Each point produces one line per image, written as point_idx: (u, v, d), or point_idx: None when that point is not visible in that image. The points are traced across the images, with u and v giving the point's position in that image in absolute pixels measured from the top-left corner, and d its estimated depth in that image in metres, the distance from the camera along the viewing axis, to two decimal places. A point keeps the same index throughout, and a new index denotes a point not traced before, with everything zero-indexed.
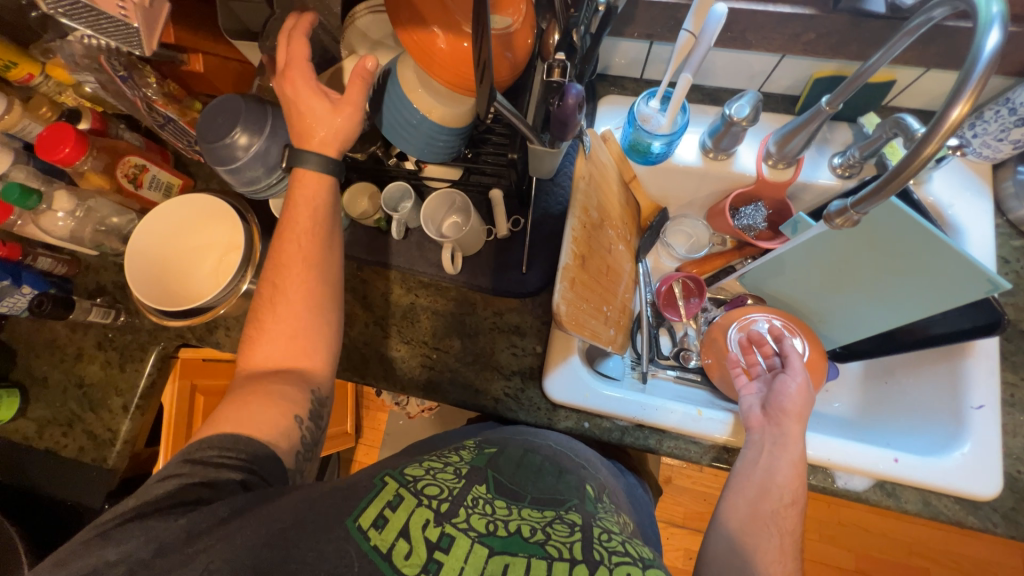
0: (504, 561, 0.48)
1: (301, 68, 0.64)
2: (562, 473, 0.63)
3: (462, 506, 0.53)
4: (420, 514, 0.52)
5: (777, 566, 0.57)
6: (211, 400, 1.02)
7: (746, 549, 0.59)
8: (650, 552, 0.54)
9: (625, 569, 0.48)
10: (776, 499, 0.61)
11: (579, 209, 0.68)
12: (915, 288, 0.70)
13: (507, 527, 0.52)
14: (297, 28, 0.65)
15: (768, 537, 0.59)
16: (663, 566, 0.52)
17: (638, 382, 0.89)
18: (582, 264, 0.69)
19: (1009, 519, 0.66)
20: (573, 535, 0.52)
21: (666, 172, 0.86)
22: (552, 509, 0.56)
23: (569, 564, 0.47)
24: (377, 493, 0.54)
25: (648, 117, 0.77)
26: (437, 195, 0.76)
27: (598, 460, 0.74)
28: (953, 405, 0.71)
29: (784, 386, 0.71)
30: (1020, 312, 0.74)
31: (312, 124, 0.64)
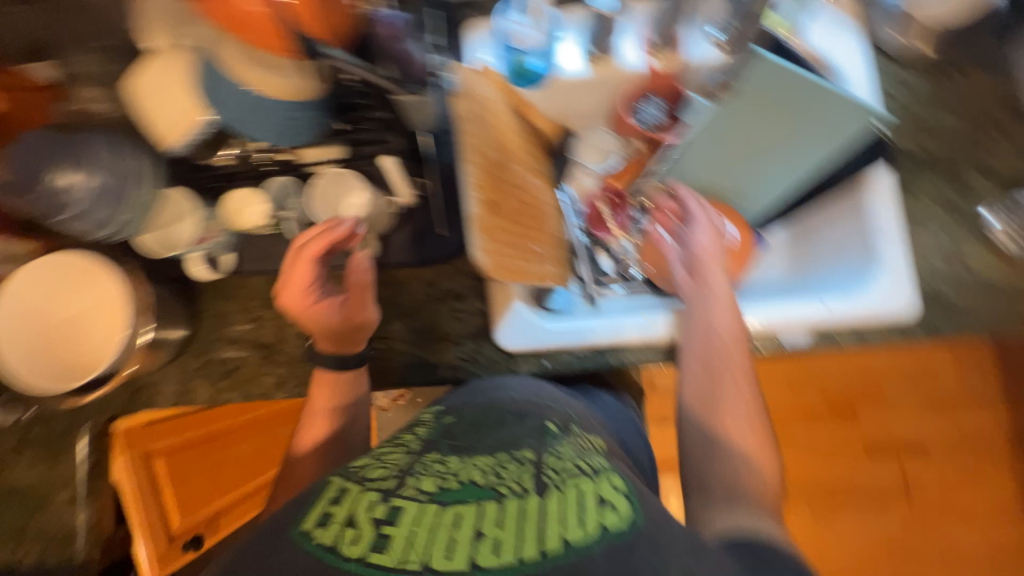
0: (457, 512, 0.49)
1: (299, 281, 0.69)
2: (523, 419, 0.64)
3: (409, 476, 0.54)
4: (365, 498, 0.51)
5: (735, 413, 0.67)
6: (174, 459, 0.96)
7: (710, 389, 0.68)
8: (603, 463, 0.59)
9: (576, 486, 0.52)
10: (717, 337, 0.70)
11: (472, 152, 0.64)
12: (809, 142, 0.74)
13: (457, 479, 0.53)
14: (306, 249, 0.68)
15: (722, 370, 0.69)
16: (617, 472, 0.58)
17: (588, 304, 0.91)
18: (495, 209, 0.66)
19: (928, 327, 0.72)
20: (523, 469, 0.54)
21: (560, 90, 0.82)
22: (504, 451, 0.58)
23: (521, 498, 0.50)
24: (322, 494, 0.54)
25: (519, 37, 0.77)
26: (323, 179, 0.73)
27: (571, 398, 0.76)
28: (863, 238, 0.76)
29: (694, 238, 0.77)
30: (905, 136, 0.76)
31: (326, 331, 0.70)
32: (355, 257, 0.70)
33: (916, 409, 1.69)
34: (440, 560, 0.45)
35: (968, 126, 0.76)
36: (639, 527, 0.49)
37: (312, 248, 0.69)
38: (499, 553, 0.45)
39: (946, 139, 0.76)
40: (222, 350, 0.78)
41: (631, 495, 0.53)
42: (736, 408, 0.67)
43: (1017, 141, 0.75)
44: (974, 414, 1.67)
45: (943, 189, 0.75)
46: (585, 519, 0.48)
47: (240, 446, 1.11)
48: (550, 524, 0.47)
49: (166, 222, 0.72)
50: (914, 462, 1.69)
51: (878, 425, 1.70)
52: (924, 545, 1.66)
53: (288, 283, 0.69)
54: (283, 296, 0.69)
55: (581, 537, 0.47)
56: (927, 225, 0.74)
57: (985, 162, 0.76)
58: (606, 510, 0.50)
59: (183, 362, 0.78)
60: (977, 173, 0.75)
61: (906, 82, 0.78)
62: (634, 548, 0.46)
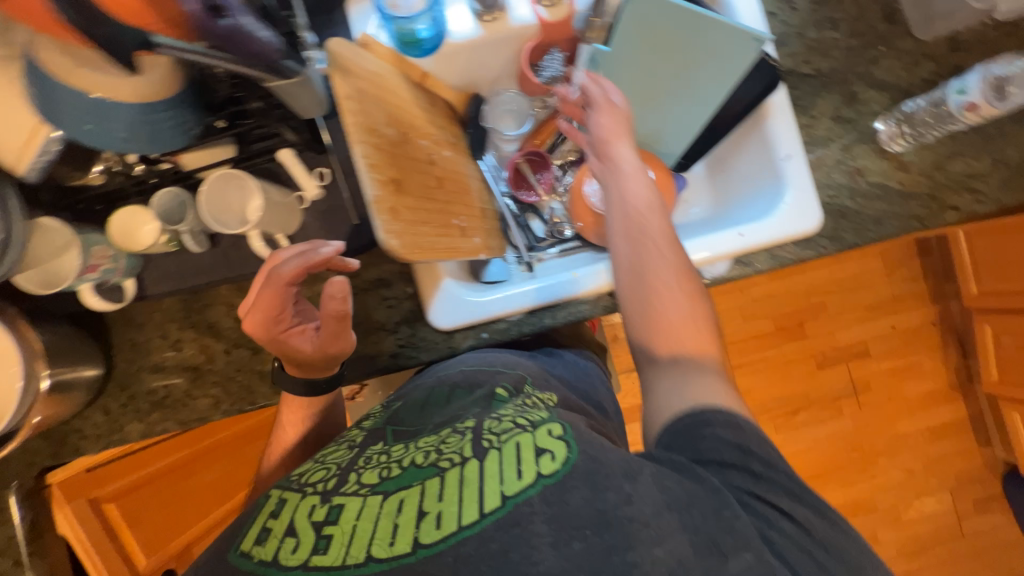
0: (399, 498, 0.52)
1: (265, 311, 0.61)
2: (472, 390, 0.67)
3: (351, 472, 0.57)
4: (307, 503, 0.54)
5: (674, 285, 0.62)
6: (125, 501, 0.92)
7: (640, 262, 0.63)
8: (544, 412, 0.60)
9: (514, 441, 0.54)
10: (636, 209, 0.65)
11: (363, 132, 0.59)
12: (707, 73, 0.73)
13: (399, 465, 0.55)
14: (278, 275, 0.59)
15: (648, 240, 0.63)
16: (557, 416, 0.59)
17: (526, 271, 0.89)
18: (398, 189, 0.63)
19: (833, 239, 0.75)
20: (462, 440, 0.56)
21: (456, 56, 0.79)
22: (447, 426, 0.60)
23: (461, 468, 0.53)
24: (266, 504, 0.56)
25: (397, 3, 0.69)
26: (209, 185, 0.63)
27: (525, 359, 0.77)
28: (770, 163, 0.77)
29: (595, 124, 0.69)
30: (796, 59, 0.77)
31: (294, 359, 0.66)
32: (331, 284, 0.58)
33: (854, 316, 1.84)
34: (384, 545, 0.49)
35: (857, 38, 0.77)
36: (572, 463, 0.52)
37: (284, 275, 0.59)
38: (440, 526, 0.48)
39: (836, 55, 0.77)
40: (147, 381, 0.74)
41: (569, 434, 0.55)
42: (671, 273, 0.62)
43: (901, 47, 0.76)
44: (902, 311, 1.84)
45: (836, 105, 0.76)
46: (523, 471, 0.51)
47: (204, 473, 1.04)
48: (489, 484, 0.50)
49: (47, 256, 0.63)
50: (857, 364, 1.84)
51: (823, 337, 1.83)
52: (874, 435, 1.84)
53: (253, 310, 0.61)
54: (248, 325, 0.62)
55: (517, 489, 0.50)
56: (826, 143, 0.76)
57: (872, 74, 0.77)
58: (543, 458, 0.52)
59: (107, 401, 0.73)
60: (867, 84, 0.76)
61: (792, 5, 0.78)
62: (572, 487, 0.50)
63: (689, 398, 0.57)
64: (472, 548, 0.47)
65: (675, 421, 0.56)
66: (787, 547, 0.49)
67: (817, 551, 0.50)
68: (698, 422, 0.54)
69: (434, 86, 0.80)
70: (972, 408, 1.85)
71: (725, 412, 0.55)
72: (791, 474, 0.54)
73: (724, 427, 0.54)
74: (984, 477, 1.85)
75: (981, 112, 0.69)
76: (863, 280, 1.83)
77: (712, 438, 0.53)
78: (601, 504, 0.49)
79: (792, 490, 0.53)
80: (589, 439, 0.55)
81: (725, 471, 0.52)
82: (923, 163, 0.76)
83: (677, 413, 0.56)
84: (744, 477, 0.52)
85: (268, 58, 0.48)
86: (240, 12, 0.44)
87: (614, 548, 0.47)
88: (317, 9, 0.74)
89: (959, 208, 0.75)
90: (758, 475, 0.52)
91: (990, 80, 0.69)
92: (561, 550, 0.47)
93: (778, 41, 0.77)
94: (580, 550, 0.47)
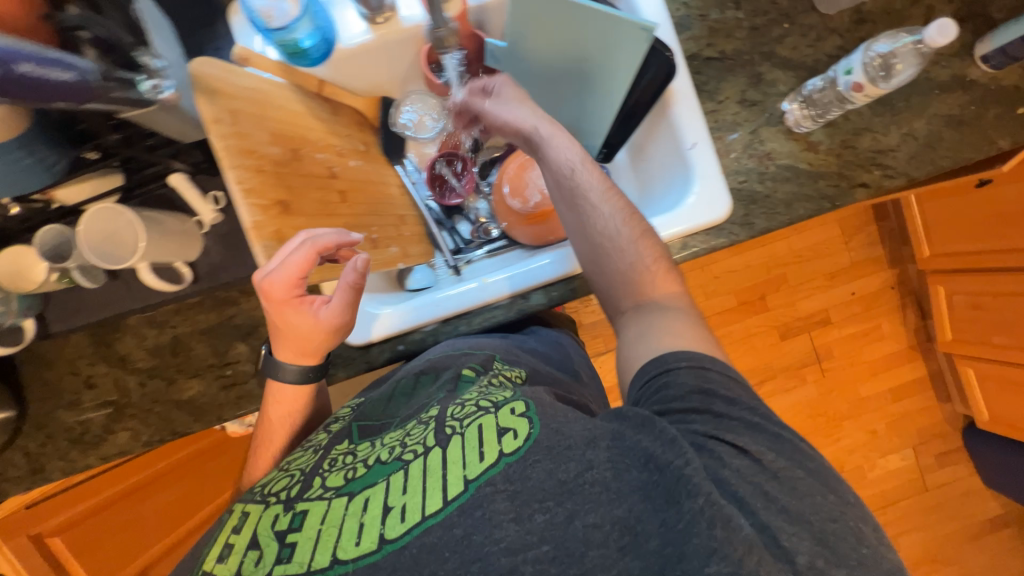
0: (365, 496, 0.52)
1: (291, 287, 0.61)
2: (439, 374, 0.68)
3: (316, 476, 0.57)
4: (270, 514, 0.54)
5: (626, 236, 0.66)
6: (83, 530, 0.91)
7: (583, 223, 0.67)
8: (508, 392, 0.59)
9: (476, 423, 0.54)
10: (564, 177, 0.68)
11: (237, 155, 0.57)
12: (604, 60, 0.72)
13: (364, 464, 0.56)
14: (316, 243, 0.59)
15: (584, 203, 0.67)
16: (520, 393, 0.58)
17: (453, 276, 0.87)
18: (284, 210, 0.62)
19: (744, 225, 0.74)
20: (426, 429, 0.56)
21: (351, 62, 0.77)
22: (412, 419, 0.60)
23: (424, 458, 0.53)
24: (232, 519, 0.57)
25: (270, 12, 0.63)
26: (89, 217, 0.60)
27: (500, 340, 0.78)
28: (678, 152, 0.76)
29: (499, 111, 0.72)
30: (700, 42, 0.75)
31: (298, 335, 0.66)
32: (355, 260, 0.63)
33: (815, 284, 1.84)
34: (349, 546, 0.49)
35: (760, 17, 0.75)
36: (535, 438, 0.51)
37: (319, 242, 0.59)
38: (404, 518, 0.48)
39: (740, 36, 0.75)
40: (63, 419, 0.73)
41: (531, 410, 0.54)
42: (612, 224, 0.66)
43: (804, 23, 0.75)
44: (862, 277, 1.85)
45: (742, 87, 0.75)
46: (485, 452, 0.51)
47: (162, 495, 1.03)
48: (451, 470, 0.50)
49: None
50: (820, 332, 1.86)
51: (784, 308, 1.84)
52: (839, 401, 1.87)
53: (280, 272, 0.60)
54: (269, 288, 0.60)
55: (479, 471, 0.50)
56: (733, 128, 0.75)
57: (777, 53, 0.75)
58: (505, 437, 0.52)
59: (26, 442, 0.72)
60: (772, 64, 0.75)
61: None
62: (533, 462, 0.50)
63: (657, 344, 0.60)
64: (434, 537, 0.47)
65: (642, 374, 0.59)
66: (747, 488, 0.48)
67: (778, 490, 0.48)
68: (659, 370, 0.57)
69: (334, 93, 0.78)
70: (932, 367, 1.88)
71: (689, 355, 0.57)
72: (753, 408, 0.54)
73: (686, 371, 0.56)
74: (945, 433, 1.89)
75: (868, 91, 0.67)
76: (824, 249, 1.83)
77: (674, 385, 0.55)
78: (561, 475, 0.49)
79: (753, 422, 0.53)
80: (554, 411, 0.54)
81: (686, 417, 0.53)
82: (830, 142, 0.75)
83: (645, 364, 0.59)
84: (706, 420, 0.52)
85: (75, 95, 0.43)
86: (16, 55, 0.39)
87: (576, 513, 0.47)
88: (197, 22, 0.70)
89: (868, 185, 0.75)
90: (719, 415, 0.53)
91: (874, 58, 0.68)
92: (523, 525, 0.47)
93: (679, 25, 0.75)
94: (542, 524, 0.47)
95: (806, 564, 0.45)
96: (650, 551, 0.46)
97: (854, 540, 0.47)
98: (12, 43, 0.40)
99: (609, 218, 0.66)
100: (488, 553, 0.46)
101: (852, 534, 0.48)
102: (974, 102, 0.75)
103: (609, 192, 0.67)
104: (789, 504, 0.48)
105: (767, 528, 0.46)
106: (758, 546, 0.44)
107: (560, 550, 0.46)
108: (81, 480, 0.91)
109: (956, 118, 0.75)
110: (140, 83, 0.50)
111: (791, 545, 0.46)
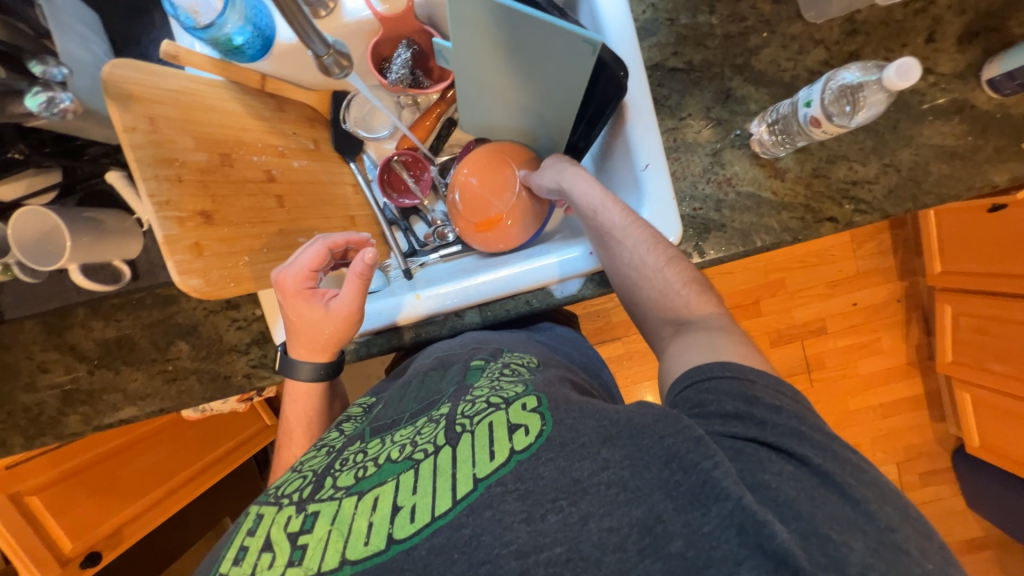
0: (376, 496, 0.51)
1: (303, 278, 0.66)
2: (448, 369, 0.69)
3: (327, 477, 0.57)
4: (283, 516, 0.54)
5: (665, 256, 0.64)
6: (69, 485, 1.01)
7: (614, 258, 0.66)
8: (520, 387, 0.59)
9: (487, 421, 0.54)
10: (591, 215, 0.68)
11: (156, 166, 0.57)
12: (557, 72, 0.65)
13: (375, 463, 0.56)
14: (330, 240, 0.69)
15: (612, 236, 0.66)
16: (532, 388, 0.58)
17: (403, 280, 0.84)
18: (207, 221, 0.61)
19: (695, 254, 0.70)
20: (437, 428, 0.57)
21: (293, 57, 0.73)
22: (424, 416, 0.61)
23: (435, 457, 0.53)
24: (245, 522, 0.56)
25: (195, 7, 0.61)
26: (21, 217, 0.61)
27: (509, 335, 0.77)
28: (632, 173, 0.71)
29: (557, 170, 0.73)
30: (665, 51, 0.69)
31: (309, 329, 0.68)
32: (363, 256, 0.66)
33: (814, 292, 1.75)
34: (357, 547, 0.48)
35: (736, 24, 0.68)
36: (547, 436, 0.50)
37: (332, 239, 0.69)
38: (414, 519, 0.48)
39: (711, 44, 0.68)
40: (21, 399, 0.77)
41: (544, 407, 0.54)
42: (644, 255, 0.63)
43: (787, 32, 0.67)
44: (866, 287, 1.74)
45: (708, 103, 0.69)
46: (495, 452, 0.50)
47: (140, 460, 1.12)
48: (461, 470, 0.50)
49: None
50: (814, 342, 1.78)
51: (779, 314, 1.76)
52: (826, 411, 1.81)
53: (294, 266, 0.67)
54: (282, 280, 0.66)
55: (489, 470, 0.49)
56: (693, 149, 0.69)
57: (752, 66, 0.68)
58: (516, 434, 0.51)
59: None
60: (744, 79, 0.68)
61: None
62: (546, 460, 0.48)
63: (699, 356, 0.55)
64: (443, 538, 0.46)
65: (682, 379, 0.53)
66: (790, 491, 0.43)
67: (826, 493, 0.43)
68: (703, 376, 0.52)
69: (279, 90, 0.75)
70: (929, 385, 1.80)
71: (734, 365, 0.51)
72: (801, 417, 0.47)
73: (731, 381, 0.50)
74: (933, 451, 1.82)
75: (826, 127, 0.60)
76: (829, 255, 1.72)
77: (715, 390, 0.50)
78: (575, 473, 0.47)
79: (799, 431, 0.46)
80: (567, 407, 0.53)
81: (726, 423, 0.47)
82: (800, 170, 0.69)
83: (686, 370, 0.54)
84: (747, 426, 0.47)
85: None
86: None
87: (591, 515, 0.45)
88: (132, 11, 0.68)
89: (837, 220, 0.69)
90: (763, 423, 0.47)
91: (836, 89, 0.61)
92: (534, 526, 0.45)
93: (644, 30, 0.69)
94: (555, 524, 0.45)
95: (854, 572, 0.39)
96: (671, 554, 0.42)
97: (917, 554, 0.41)
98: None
99: (637, 249, 0.64)
100: (499, 556, 0.44)
101: (916, 548, 0.41)
102: (973, 132, 0.67)
103: (636, 222, 0.65)
104: (839, 509, 0.42)
105: (811, 534, 0.40)
106: (794, 555, 0.38)
107: (574, 553, 0.43)
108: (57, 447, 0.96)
109: (949, 150, 0.67)
110: (33, 94, 0.47)
111: (841, 549, 0.39)
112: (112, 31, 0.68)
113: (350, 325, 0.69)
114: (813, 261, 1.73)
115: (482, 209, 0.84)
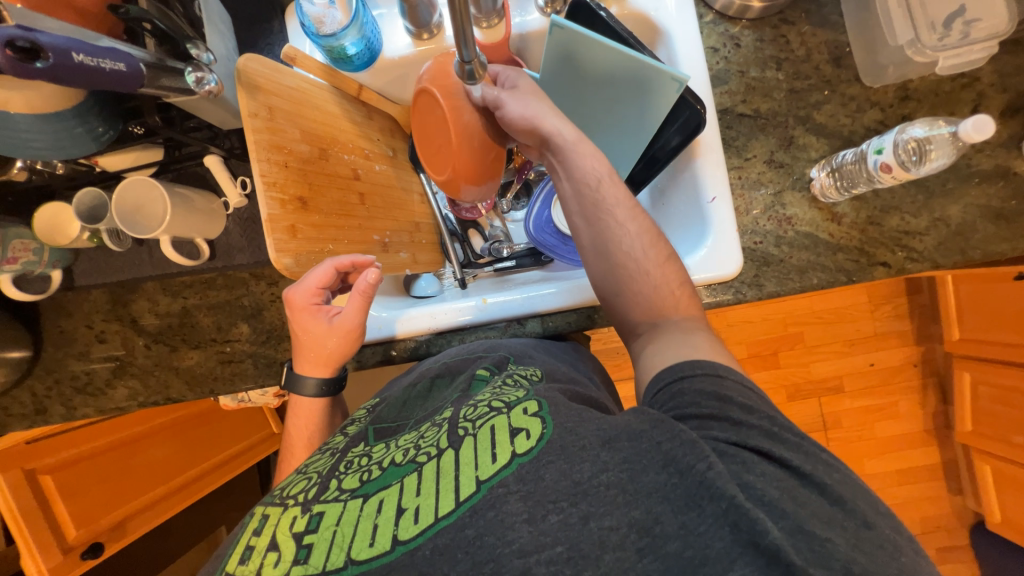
0: (379, 499, 0.48)
1: (308, 294, 0.66)
2: (454, 378, 0.70)
3: (332, 479, 0.53)
4: (288, 517, 0.50)
5: (646, 239, 0.60)
6: (76, 470, 0.96)
7: (605, 238, 0.60)
8: (522, 392, 0.56)
9: (489, 425, 0.50)
10: (590, 188, 0.60)
11: (267, 149, 0.60)
12: (634, 105, 0.74)
13: (380, 466, 0.52)
14: (331, 257, 0.66)
15: (608, 216, 0.60)
16: (534, 393, 0.55)
17: (457, 289, 0.89)
18: (303, 207, 0.64)
19: (753, 285, 0.73)
20: (439, 432, 0.53)
21: (388, 71, 0.81)
22: (427, 422, 0.59)
23: (437, 461, 0.49)
24: (251, 522, 0.52)
25: (322, 19, 0.67)
26: (126, 185, 0.64)
27: (519, 341, 0.76)
28: (698, 204, 0.75)
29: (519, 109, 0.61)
30: (735, 98, 0.76)
31: (314, 343, 0.68)
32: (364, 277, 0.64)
33: (831, 349, 1.74)
34: (363, 546, 0.44)
35: (801, 81, 0.75)
36: (548, 439, 0.47)
37: (338, 259, 0.66)
38: (418, 520, 0.44)
39: (777, 96, 0.75)
40: (73, 367, 0.77)
41: (544, 410, 0.50)
42: (638, 244, 0.60)
43: (846, 92, 0.74)
44: (886, 348, 1.74)
45: (772, 147, 0.75)
46: (497, 454, 0.47)
47: (151, 452, 1.10)
48: (463, 471, 0.46)
49: None
50: (832, 399, 1.76)
51: (796, 367, 1.75)
52: None
53: (303, 282, 0.66)
54: (292, 296, 0.66)
55: (492, 473, 0.45)
56: (756, 186, 0.75)
57: (812, 118, 0.75)
58: (518, 438, 0.48)
59: (34, 383, 0.77)
60: (807, 129, 0.75)
61: (738, 42, 0.76)
62: (547, 462, 0.45)
63: (674, 355, 0.53)
64: (446, 539, 0.43)
65: (654, 383, 0.53)
66: (773, 491, 0.41)
67: (811, 496, 0.42)
68: (674, 377, 0.50)
69: (371, 99, 0.82)
70: (945, 456, 1.76)
71: (703, 363, 0.51)
72: (773, 416, 0.47)
73: (702, 379, 0.49)
74: (951, 527, 1.77)
75: (896, 174, 0.65)
76: (849, 314, 1.73)
77: (689, 391, 0.49)
78: (576, 476, 0.44)
79: (772, 431, 0.45)
80: (567, 411, 0.50)
81: (703, 424, 0.46)
82: (856, 217, 0.73)
83: (659, 371, 0.53)
84: (725, 427, 0.46)
85: (127, 81, 0.46)
86: (72, 45, 0.40)
87: (591, 515, 0.42)
88: (258, 18, 0.75)
89: (889, 266, 0.72)
90: (738, 423, 0.46)
91: (908, 141, 0.65)
92: (536, 526, 0.42)
93: (717, 78, 0.76)
94: (555, 525, 0.42)
95: (838, 563, 0.38)
96: (669, 553, 0.40)
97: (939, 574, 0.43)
98: (64, 36, 0.41)
99: (634, 237, 0.59)
100: (501, 555, 0.41)
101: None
102: (1016, 196, 0.71)
103: (634, 208, 0.61)
104: (823, 509, 0.41)
105: (798, 531, 0.39)
106: (786, 550, 0.38)
107: (575, 552, 0.41)
108: (80, 424, 0.95)
109: (993, 211, 0.71)
110: (186, 74, 0.53)
111: (824, 546, 0.39)
112: (238, 32, 0.75)
113: (352, 339, 0.69)
114: (834, 318, 1.73)
115: (447, 165, 0.69)
